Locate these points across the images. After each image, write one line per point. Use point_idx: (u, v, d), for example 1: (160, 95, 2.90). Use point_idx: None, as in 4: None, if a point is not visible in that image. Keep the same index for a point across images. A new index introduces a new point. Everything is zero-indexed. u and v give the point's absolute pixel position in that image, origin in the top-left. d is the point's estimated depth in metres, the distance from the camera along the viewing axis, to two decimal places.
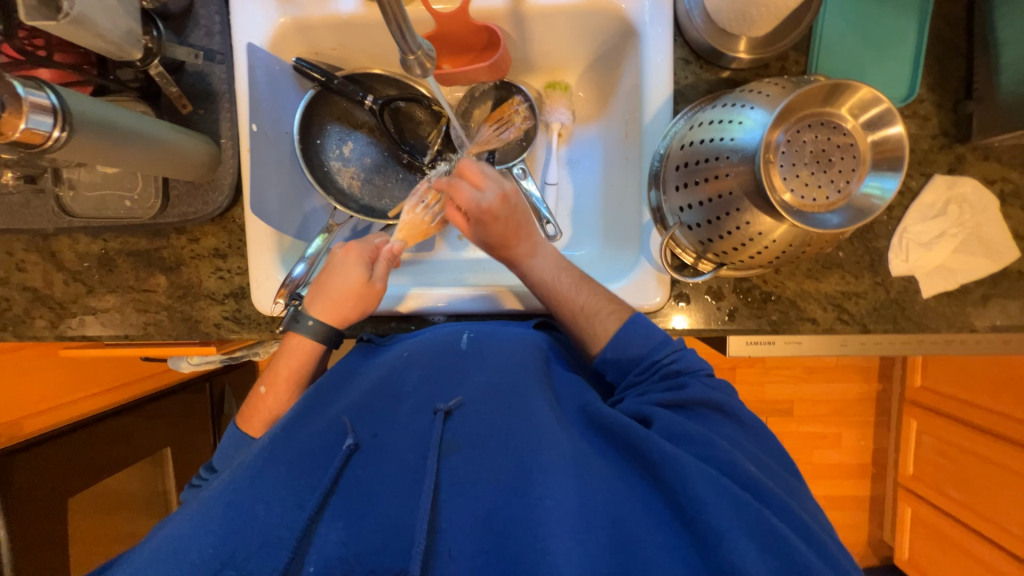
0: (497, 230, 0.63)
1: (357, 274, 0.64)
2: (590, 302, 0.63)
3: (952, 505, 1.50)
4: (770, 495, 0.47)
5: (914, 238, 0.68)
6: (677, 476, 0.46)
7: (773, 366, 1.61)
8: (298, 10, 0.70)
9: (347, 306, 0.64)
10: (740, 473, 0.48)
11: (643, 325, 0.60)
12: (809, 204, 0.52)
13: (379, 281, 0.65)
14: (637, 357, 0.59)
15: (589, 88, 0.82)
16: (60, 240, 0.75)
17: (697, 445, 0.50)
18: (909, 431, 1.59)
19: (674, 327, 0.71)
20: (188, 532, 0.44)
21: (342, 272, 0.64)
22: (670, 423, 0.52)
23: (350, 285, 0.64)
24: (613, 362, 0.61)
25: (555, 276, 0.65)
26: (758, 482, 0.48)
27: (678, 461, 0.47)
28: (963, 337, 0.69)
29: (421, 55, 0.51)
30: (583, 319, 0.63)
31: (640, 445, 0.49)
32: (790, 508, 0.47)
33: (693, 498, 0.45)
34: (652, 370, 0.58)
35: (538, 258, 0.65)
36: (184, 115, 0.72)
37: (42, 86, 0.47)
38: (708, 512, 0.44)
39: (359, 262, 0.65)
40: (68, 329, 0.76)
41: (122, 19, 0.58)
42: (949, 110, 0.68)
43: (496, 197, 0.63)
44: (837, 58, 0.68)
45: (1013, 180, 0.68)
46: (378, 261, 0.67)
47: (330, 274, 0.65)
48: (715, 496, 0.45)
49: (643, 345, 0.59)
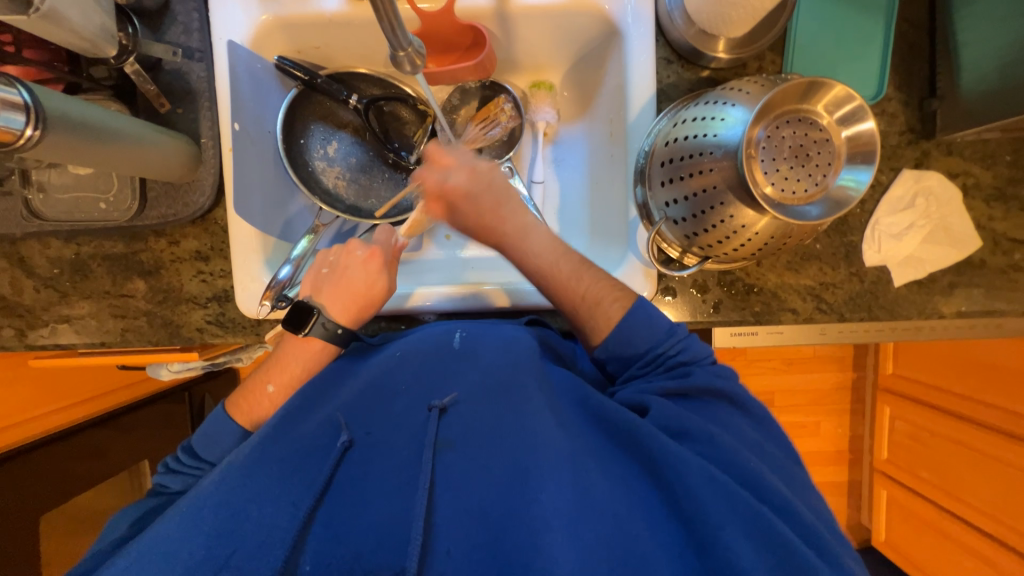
0: (473, 207, 0.63)
1: (382, 283, 0.66)
2: (592, 291, 0.61)
3: (924, 487, 1.57)
4: (775, 499, 0.47)
5: (886, 230, 0.72)
6: (679, 476, 0.47)
7: (754, 359, 1.66)
8: (279, 7, 0.69)
9: (348, 288, 0.65)
10: (742, 472, 0.49)
11: (647, 315, 0.60)
12: (789, 197, 0.54)
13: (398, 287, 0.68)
14: (642, 351, 0.60)
15: (573, 87, 0.83)
16: (30, 245, 0.72)
17: (701, 445, 0.51)
18: (883, 417, 1.66)
19: None
20: (177, 529, 0.44)
21: (344, 251, 0.67)
22: (676, 419, 0.53)
23: (377, 294, 0.65)
24: (614, 354, 0.61)
25: (554, 261, 0.62)
26: (761, 483, 0.48)
27: (682, 461, 0.48)
28: (931, 323, 0.73)
29: (411, 52, 0.51)
30: (586, 310, 0.62)
31: (646, 444, 0.50)
32: (795, 510, 0.47)
33: (694, 500, 0.46)
34: (657, 361, 0.59)
35: (530, 240, 0.63)
36: (162, 114, 0.70)
37: (12, 82, 0.45)
38: (707, 516, 0.45)
39: (387, 269, 0.66)
40: (39, 338, 0.73)
41: (96, 15, 0.56)
42: (915, 108, 0.72)
43: (482, 170, 0.64)
44: (811, 58, 0.71)
45: (974, 174, 0.72)
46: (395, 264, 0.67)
47: (331, 259, 0.68)
48: (717, 499, 0.46)
49: (649, 337, 0.59)
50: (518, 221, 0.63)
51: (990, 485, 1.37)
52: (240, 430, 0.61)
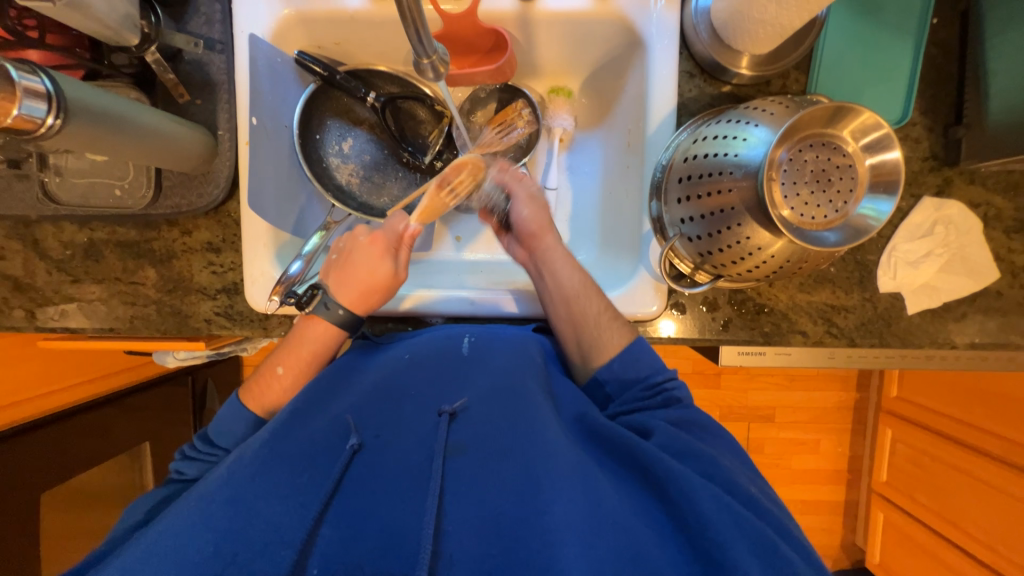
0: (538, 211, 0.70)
1: (384, 268, 0.64)
2: (604, 311, 0.64)
3: (922, 511, 1.55)
4: (771, 517, 0.48)
5: (902, 256, 0.70)
6: (683, 491, 0.47)
7: (756, 374, 1.66)
8: (302, 3, 0.68)
9: (354, 273, 0.63)
10: (741, 492, 0.49)
11: (645, 349, 0.62)
12: (808, 222, 0.54)
13: (403, 272, 0.65)
14: (643, 376, 0.61)
15: (593, 95, 0.82)
16: (43, 228, 0.72)
17: (702, 464, 0.51)
18: (884, 439, 1.64)
19: (660, 332, 0.72)
20: (182, 523, 0.44)
21: (351, 238, 0.67)
22: (677, 440, 0.53)
23: (378, 279, 0.63)
24: (617, 376, 0.62)
25: (579, 280, 0.65)
26: (757, 501, 0.49)
27: (681, 477, 0.48)
28: (943, 353, 0.72)
29: (435, 60, 0.51)
30: (600, 322, 0.64)
31: (648, 460, 0.50)
32: (785, 526, 0.48)
33: (698, 516, 0.45)
34: (655, 391, 0.60)
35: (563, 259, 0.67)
36: (181, 105, 0.70)
37: (36, 70, 0.45)
38: (716, 533, 0.44)
39: (388, 254, 0.64)
40: (49, 320, 0.73)
41: (120, 4, 0.56)
42: (939, 134, 0.71)
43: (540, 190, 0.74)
44: (836, 77, 0.70)
45: (996, 204, 0.71)
46: (402, 251, 0.65)
47: (339, 245, 0.68)
48: (720, 515, 0.45)
49: (647, 366, 0.62)
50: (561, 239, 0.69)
51: (989, 514, 1.36)
52: (243, 424, 0.61)
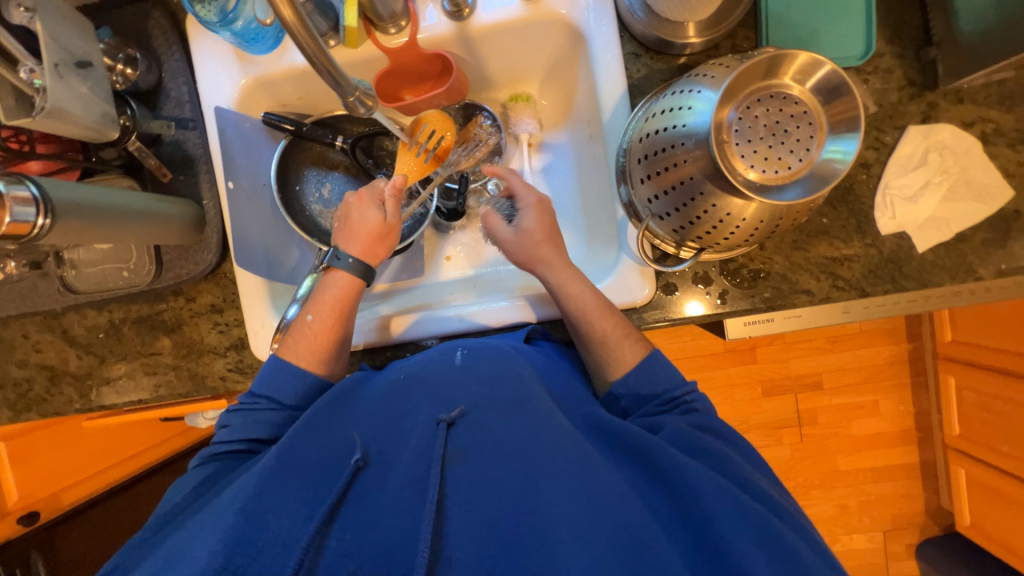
0: (532, 235, 0.68)
1: (373, 215, 0.68)
2: (616, 329, 0.64)
3: (1009, 463, 1.40)
4: (783, 510, 0.49)
5: (898, 193, 0.66)
6: (689, 484, 0.47)
7: (792, 342, 1.58)
8: (257, 68, 0.73)
9: (358, 227, 0.68)
10: (754, 488, 0.50)
11: (660, 360, 0.63)
12: (771, 177, 0.52)
13: (393, 217, 0.69)
14: (658, 391, 0.61)
15: (552, 95, 0.83)
16: (69, 317, 0.78)
17: (714, 460, 0.52)
18: (948, 389, 1.52)
19: (690, 313, 0.69)
20: (197, 539, 0.47)
21: (346, 204, 0.70)
22: (692, 440, 0.54)
23: (369, 226, 0.67)
24: (632, 390, 0.61)
25: (589, 302, 0.64)
26: (771, 499, 0.50)
27: (693, 471, 0.48)
28: (969, 287, 0.66)
29: (360, 94, 0.53)
30: (615, 340, 0.63)
31: (653, 454, 0.50)
32: (797, 520, 0.50)
33: (705, 509, 0.46)
34: (672, 404, 0.60)
35: (571, 284, 0.65)
36: (167, 183, 0.75)
37: (22, 180, 0.50)
38: (721, 526, 0.45)
39: (372, 203, 0.69)
40: (86, 401, 0.79)
41: (97, 105, 0.61)
42: (912, 59, 0.67)
43: (545, 220, 0.69)
44: (789, 25, 0.67)
45: (993, 119, 0.66)
46: (387, 199, 0.70)
47: (341, 212, 0.70)
48: (729, 509, 0.46)
49: (667, 381, 0.62)
50: (562, 270, 0.66)
51: None
52: None
